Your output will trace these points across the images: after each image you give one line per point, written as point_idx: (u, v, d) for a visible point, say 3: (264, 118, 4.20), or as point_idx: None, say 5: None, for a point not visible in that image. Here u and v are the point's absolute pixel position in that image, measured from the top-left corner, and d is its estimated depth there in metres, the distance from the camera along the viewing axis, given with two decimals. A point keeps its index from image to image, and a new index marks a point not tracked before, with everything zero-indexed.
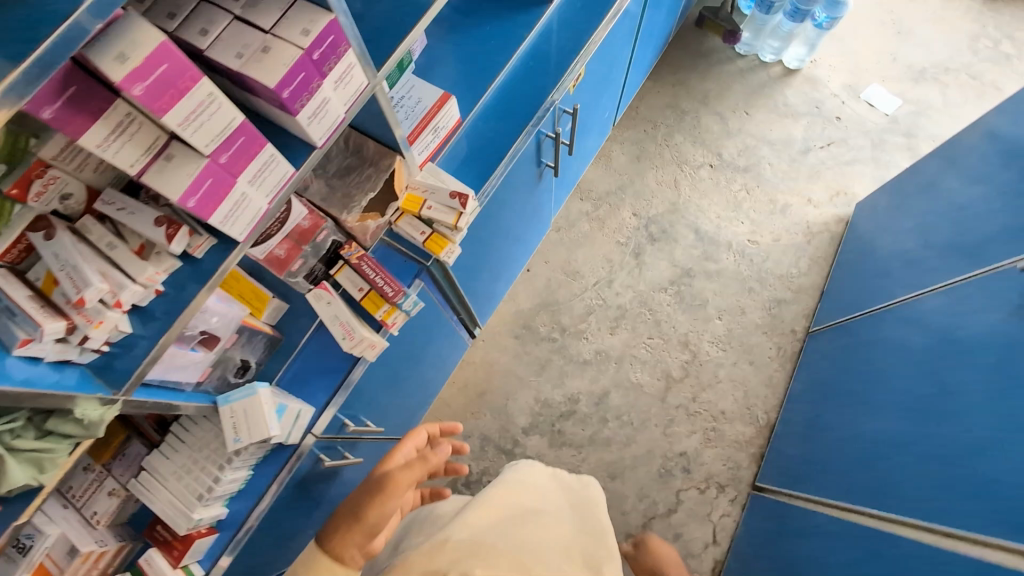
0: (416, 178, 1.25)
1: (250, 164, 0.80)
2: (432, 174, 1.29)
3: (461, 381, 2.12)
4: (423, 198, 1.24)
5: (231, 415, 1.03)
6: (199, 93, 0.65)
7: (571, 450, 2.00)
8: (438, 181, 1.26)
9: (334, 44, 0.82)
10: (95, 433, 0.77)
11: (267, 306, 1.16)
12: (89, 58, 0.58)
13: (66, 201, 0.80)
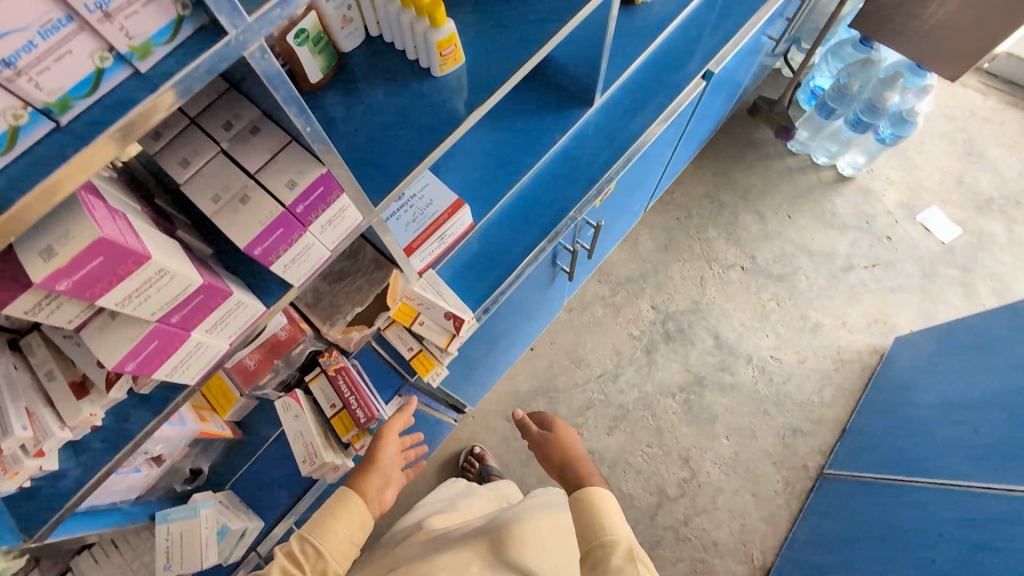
0: (412, 287, 1.13)
1: (209, 315, 0.72)
2: (431, 282, 1.22)
3: (442, 457, 2.01)
4: (416, 310, 1.16)
5: (167, 537, 0.96)
6: (145, 271, 0.58)
7: None
8: (435, 294, 1.17)
9: (323, 194, 0.74)
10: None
11: (234, 404, 1.07)
12: (15, 249, 0.51)
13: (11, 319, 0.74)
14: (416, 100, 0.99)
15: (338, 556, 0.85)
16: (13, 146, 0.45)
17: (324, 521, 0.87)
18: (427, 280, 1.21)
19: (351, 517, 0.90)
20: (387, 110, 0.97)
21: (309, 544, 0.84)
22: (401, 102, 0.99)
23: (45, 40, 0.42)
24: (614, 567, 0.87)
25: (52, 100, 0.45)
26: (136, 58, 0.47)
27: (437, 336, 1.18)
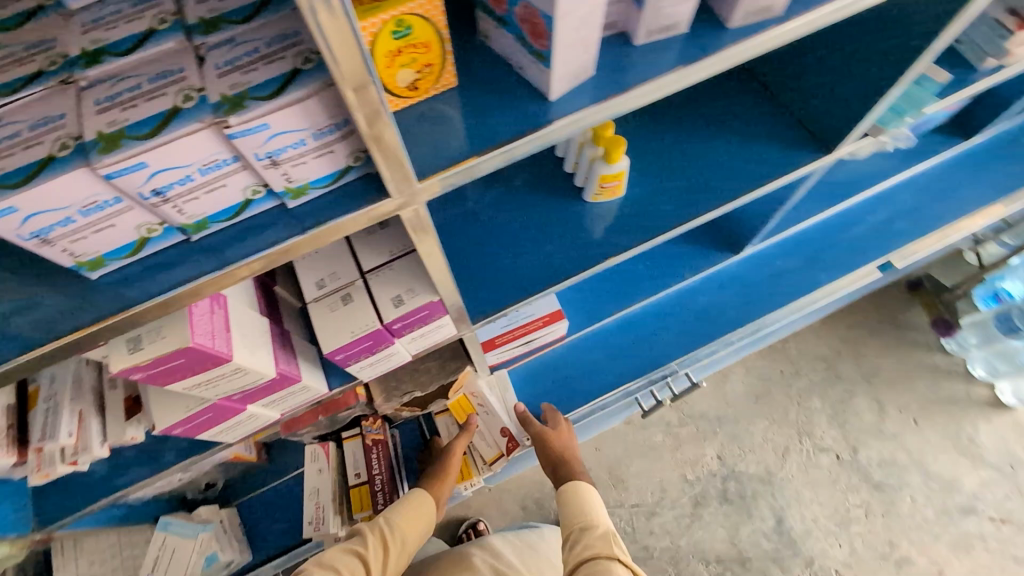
0: (478, 384, 1.06)
1: (269, 395, 0.67)
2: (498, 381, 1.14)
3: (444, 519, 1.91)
4: (474, 408, 1.09)
5: (159, 547, 0.94)
6: (220, 369, 0.53)
7: None
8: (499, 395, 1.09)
9: (424, 316, 0.67)
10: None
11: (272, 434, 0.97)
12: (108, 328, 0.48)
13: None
14: (554, 211, 0.86)
15: (416, 542, 0.92)
16: (142, 250, 0.42)
17: (403, 514, 0.92)
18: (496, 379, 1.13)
19: (423, 513, 0.95)
20: (516, 214, 0.84)
21: (397, 530, 0.90)
22: (533, 207, 0.86)
23: (203, 176, 0.37)
24: (592, 548, 0.85)
25: (190, 223, 0.40)
26: (288, 196, 0.42)
27: (489, 443, 1.12)
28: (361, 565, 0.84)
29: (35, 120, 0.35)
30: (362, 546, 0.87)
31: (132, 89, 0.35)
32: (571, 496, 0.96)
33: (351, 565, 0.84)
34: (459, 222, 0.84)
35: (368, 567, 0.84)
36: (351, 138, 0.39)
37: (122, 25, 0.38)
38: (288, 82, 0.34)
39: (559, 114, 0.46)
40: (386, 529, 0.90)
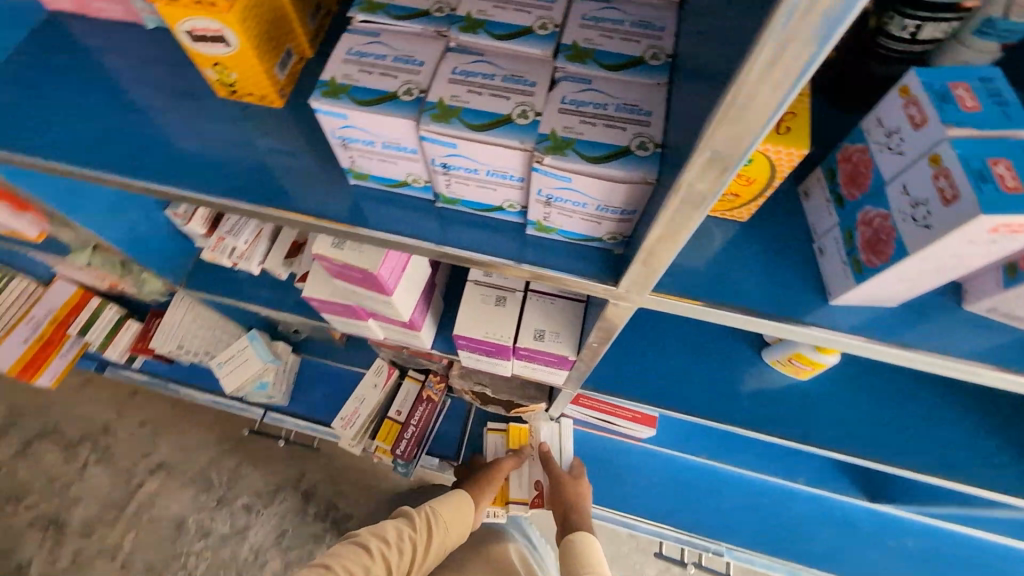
0: (540, 422, 1.11)
1: (389, 323, 0.70)
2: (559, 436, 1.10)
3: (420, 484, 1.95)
4: (527, 439, 1.11)
5: (238, 349, 1.08)
6: (378, 294, 0.56)
7: None
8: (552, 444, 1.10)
9: (549, 360, 0.65)
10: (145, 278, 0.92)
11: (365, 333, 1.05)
12: None
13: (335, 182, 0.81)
14: (727, 345, 0.80)
15: (455, 537, 0.93)
16: (397, 186, 0.45)
17: (447, 508, 0.94)
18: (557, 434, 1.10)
19: (465, 513, 0.95)
20: (688, 322, 0.80)
21: (441, 523, 0.92)
22: (707, 327, 0.81)
23: (486, 176, 0.38)
24: None
25: (446, 196, 0.42)
26: (533, 225, 0.42)
27: (524, 487, 1.08)
28: (407, 544, 0.87)
29: (399, 55, 0.37)
30: (409, 527, 0.89)
31: (486, 76, 0.36)
32: (578, 546, 0.92)
33: (398, 540, 0.86)
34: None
35: (414, 546, 0.87)
36: (624, 224, 0.38)
37: (509, 10, 0.39)
38: (614, 156, 0.33)
39: (818, 319, 0.42)
40: (431, 517, 0.92)
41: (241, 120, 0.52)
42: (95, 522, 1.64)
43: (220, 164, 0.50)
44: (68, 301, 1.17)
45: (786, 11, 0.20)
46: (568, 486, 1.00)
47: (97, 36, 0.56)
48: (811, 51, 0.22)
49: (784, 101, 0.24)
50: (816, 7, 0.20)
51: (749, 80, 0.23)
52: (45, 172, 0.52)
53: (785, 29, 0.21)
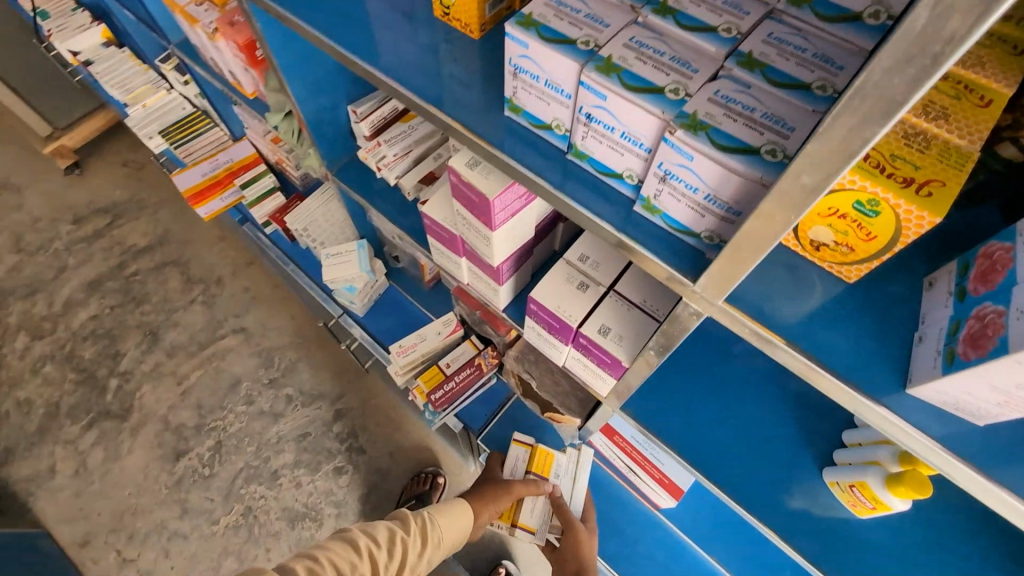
0: (562, 455, 1.11)
1: (478, 268, 0.75)
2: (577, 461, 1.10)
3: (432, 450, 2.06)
4: (552, 467, 1.10)
5: (346, 249, 1.18)
6: (482, 226, 0.61)
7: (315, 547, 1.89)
8: (568, 487, 1.09)
9: (603, 359, 0.66)
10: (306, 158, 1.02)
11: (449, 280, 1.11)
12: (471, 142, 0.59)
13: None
14: (789, 448, 0.75)
15: (443, 550, 0.92)
16: (540, 128, 0.50)
17: (444, 518, 0.94)
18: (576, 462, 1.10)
19: (461, 527, 0.96)
20: (758, 407, 0.76)
21: (435, 531, 0.91)
22: (775, 420, 0.76)
23: (619, 137, 0.42)
24: None
25: (579, 149, 0.46)
26: (642, 203, 0.45)
27: (536, 515, 1.10)
28: (398, 547, 0.84)
29: (591, 14, 0.42)
30: (401, 529, 0.87)
31: (656, 52, 0.40)
32: None
33: (388, 542, 0.84)
34: (714, 348, 0.79)
35: (404, 550, 0.85)
36: (726, 223, 0.39)
37: (703, 9, 0.41)
38: (741, 151, 0.35)
39: (893, 405, 0.40)
40: (426, 524, 0.91)
41: (440, 43, 0.61)
42: (174, 355, 2.28)
43: (411, 67, 0.60)
44: (243, 160, 1.42)
45: (928, 2, 0.21)
46: (580, 537, 1.01)
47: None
48: (947, 49, 0.21)
49: (911, 99, 0.24)
50: (961, 3, 0.20)
51: (879, 70, 0.24)
52: (290, 27, 0.66)
53: (923, 20, 0.21)
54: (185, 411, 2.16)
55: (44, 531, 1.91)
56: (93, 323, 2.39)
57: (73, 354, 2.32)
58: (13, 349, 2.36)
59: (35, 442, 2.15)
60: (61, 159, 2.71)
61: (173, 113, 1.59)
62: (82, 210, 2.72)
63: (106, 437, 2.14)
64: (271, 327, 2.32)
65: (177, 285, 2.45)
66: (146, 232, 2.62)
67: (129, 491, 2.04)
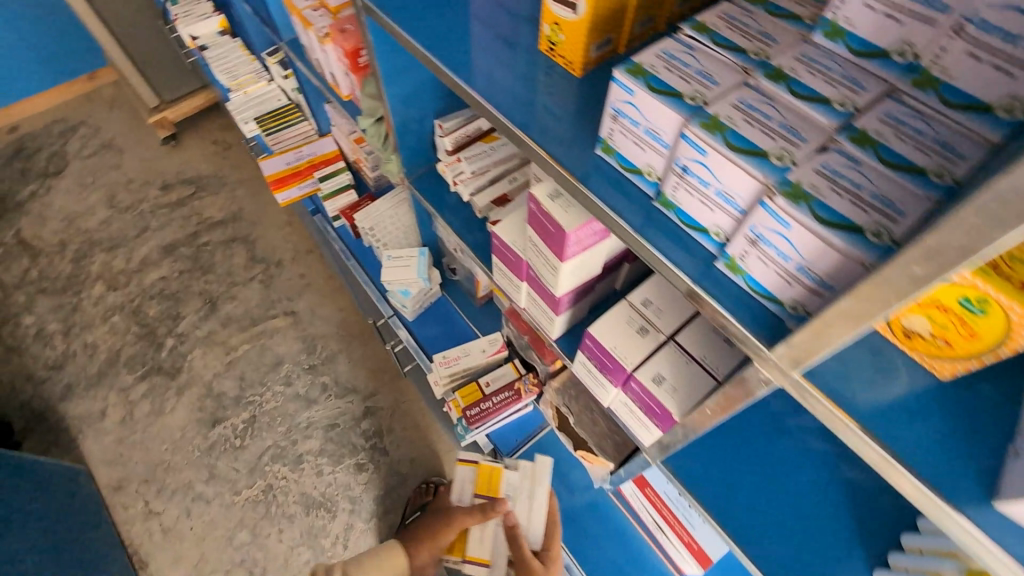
0: (513, 473, 1.07)
1: (538, 295, 0.76)
2: (530, 477, 1.06)
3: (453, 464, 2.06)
4: (502, 486, 1.06)
5: (408, 254, 1.22)
6: (552, 257, 0.62)
7: (325, 537, 1.93)
8: (525, 506, 1.04)
9: (652, 407, 0.64)
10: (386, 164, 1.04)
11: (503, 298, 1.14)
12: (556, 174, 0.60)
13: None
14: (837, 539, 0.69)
15: None
16: (630, 172, 0.50)
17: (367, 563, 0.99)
18: (530, 477, 1.05)
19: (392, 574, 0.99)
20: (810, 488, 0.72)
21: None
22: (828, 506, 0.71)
23: (712, 194, 0.41)
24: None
25: (667, 198, 0.46)
26: (725, 261, 0.44)
27: (487, 545, 1.03)
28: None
29: (701, 70, 0.43)
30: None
31: (765, 117, 0.39)
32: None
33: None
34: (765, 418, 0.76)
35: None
36: (813, 296, 0.38)
37: (819, 79, 0.41)
38: (842, 228, 0.35)
39: (976, 517, 0.37)
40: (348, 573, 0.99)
41: (540, 76, 0.63)
42: (227, 326, 2.41)
43: (510, 92, 0.62)
44: (325, 155, 1.50)
45: None
46: (536, 571, 0.95)
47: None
48: None
49: None
50: None
51: (1019, 176, 0.23)
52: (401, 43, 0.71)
53: None
54: (228, 381, 2.27)
55: (86, 469, 2.05)
56: (162, 283, 2.56)
57: (138, 309, 2.49)
58: (90, 296, 2.56)
59: (93, 384, 2.32)
60: (161, 130, 2.96)
61: (269, 102, 1.71)
62: (171, 178, 2.94)
63: (155, 392, 2.27)
64: (319, 315, 2.41)
65: (241, 261, 2.60)
66: (222, 207, 2.80)
67: (165, 446, 2.15)
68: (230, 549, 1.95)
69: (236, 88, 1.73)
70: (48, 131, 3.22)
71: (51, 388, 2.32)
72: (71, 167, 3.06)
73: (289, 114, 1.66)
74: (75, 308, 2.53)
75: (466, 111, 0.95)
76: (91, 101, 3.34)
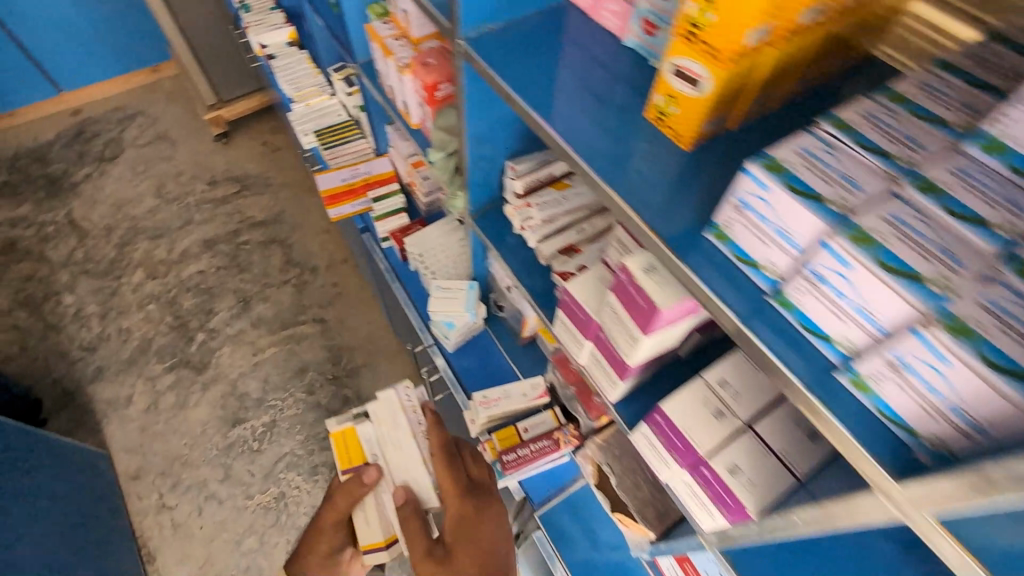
0: (365, 429, 1.26)
1: (604, 357, 0.73)
2: (384, 419, 1.25)
3: None
4: (362, 446, 1.25)
5: (457, 286, 1.20)
6: (635, 330, 0.60)
7: None
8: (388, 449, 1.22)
9: (720, 496, 0.61)
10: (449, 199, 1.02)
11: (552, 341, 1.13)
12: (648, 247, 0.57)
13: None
14: None
15: None
16: (743, 262, 0.48)
17: None
18: (381, 419, 1.25)
19: None
20: None
21: None
22: None
23: (850, 308, 0.39)
24: None
25: (787, 298, 0.44)
26: (850, 376, 0.41)
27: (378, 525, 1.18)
28: None
29: (844, 173, 0.40)
30: None
31: (919, 235, 0.37)
32: None
33: None
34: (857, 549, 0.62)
35: None
36: (961, 435, 0.36)
37: (977, 194, 0.37)
38: (1012, 375, 0.32)
39: None
40: None
41: (642, 142, 0.60)
42: (257, 327, 2.43)
43: (610, 155, 0.60)
44: (380, 175, 1.51)
45: None
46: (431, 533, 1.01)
47: (588, 29, 0.72)
48: None
49: None
50: None
51: None
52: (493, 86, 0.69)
53: None
54: (252, 382, 2.28)
55: (107, 455, 2.07)
56: (198, 277, 2.61)
57: (174, 301, 2.54)
58: (129, 282, 2.62)
59: (122, 370, 2.35)
60: (215, 127, 3.04)
61: (330, 117, 1.73)
62: (218, 174, 3.02)
63: (180, 385, 2.29)
64: (348, 325, 2.42)
65: (277, 263, 2.63)
66: (264, 208, 2.86)
67: (184, 441, 2.16)
68: (237, 554, 1.94)
69: (299, 99, 1.76)
70: (108, 117, 3.34)
71: (82, 369, 2.36)
72: (125, 154, 3.16)
73: (348, 130, 1.68)
74: (114, 292, 2.59)
75: (539, 154, 0.94)
76: (151, 92, 3.46)
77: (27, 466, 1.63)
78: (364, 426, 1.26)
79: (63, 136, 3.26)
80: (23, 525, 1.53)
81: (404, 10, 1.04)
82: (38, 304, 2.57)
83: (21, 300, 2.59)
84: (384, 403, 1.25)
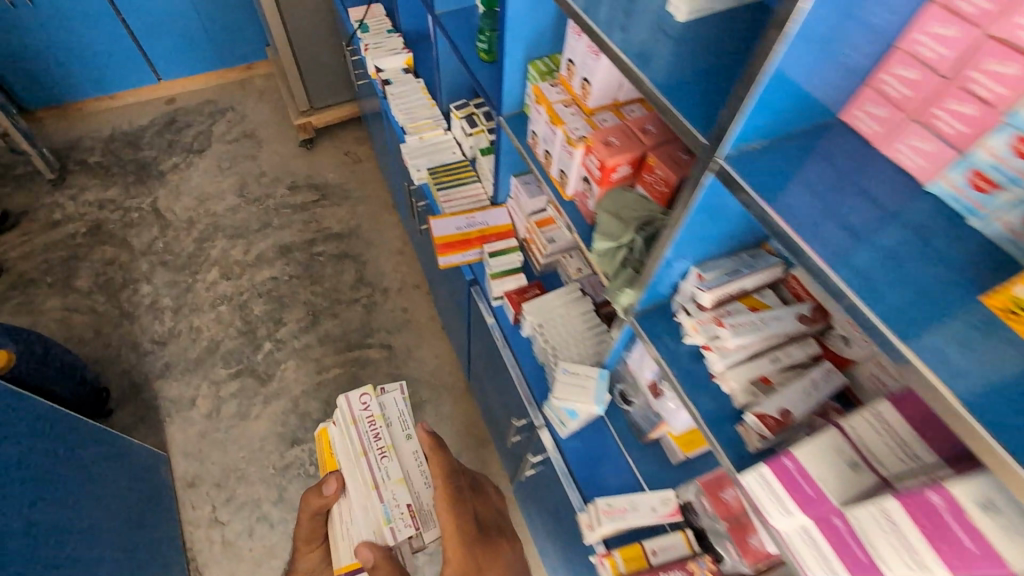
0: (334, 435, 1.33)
1: (832, 545, 0.57)
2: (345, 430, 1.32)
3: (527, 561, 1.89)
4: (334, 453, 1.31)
5: (585, 373, 1.10)
6: (931, 562, 0.50)
7: None
8: (351, 454, 1.27)
9: None
10: (611, 293, 0.91)
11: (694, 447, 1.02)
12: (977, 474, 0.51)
13: (862, 379, 0.75)
14: None
15: None
16: None
17: None
18: (341, 427, 1.32)
19: None
20: None
21: None
22: None
23: None
24: None
25: None
26: None
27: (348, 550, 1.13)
28: None
29: None
30: None
31: None
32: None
33: None
34: None
35: None
36: None
37: None
38: None
39: None
40: None
41: (968, 331, 0.50)
42: (323, 344, 2.39)
43: (925, 336, 0.50)
44: (497, 228, 1.43)
45: None
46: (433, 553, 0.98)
47: (877, 165, 0.60)
48: None
49: None
50: None
51: None
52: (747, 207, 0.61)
53: None
54: (315, 402, 2.23)
55: (166, 457, 2.05)
56: (271, 283, 2.60)
57: (245, 305, 2.53)
58: (204, 279, 2.63)
59: (189, 370, 2.34)
60: (302, 132, 3.06)
61: (444, 154, 1.67)
62: (300, 180, 3.02)
63: (243, 394, 2.26)
64: (415, 356, 2.35)
65: (349, 279, 2.60)
66: (342, 220, 2.84)
67: (242, 454, 2.11)
68: None
69: (413, 131, 1.71)
70: (200, 109, 3.41)
71: (150, 363, 2.36)
72: (213, 148, 3.21)
73: (463, 172, 1.61)
74: (190, 288, 2.61)
75: (725, 260, 0.84)
76: (243, 89, 3.53)
77: (82, 471, 1.60)
78: (332, 430, 1.35)
79: (156, 123, 3.33)
80: (77, 533, 1.50)
81: (584, 78, 0.97)
82: (116, 290, 2.61)
83: (100, 284, 2.63)
84: (343, 407, 1.33)
